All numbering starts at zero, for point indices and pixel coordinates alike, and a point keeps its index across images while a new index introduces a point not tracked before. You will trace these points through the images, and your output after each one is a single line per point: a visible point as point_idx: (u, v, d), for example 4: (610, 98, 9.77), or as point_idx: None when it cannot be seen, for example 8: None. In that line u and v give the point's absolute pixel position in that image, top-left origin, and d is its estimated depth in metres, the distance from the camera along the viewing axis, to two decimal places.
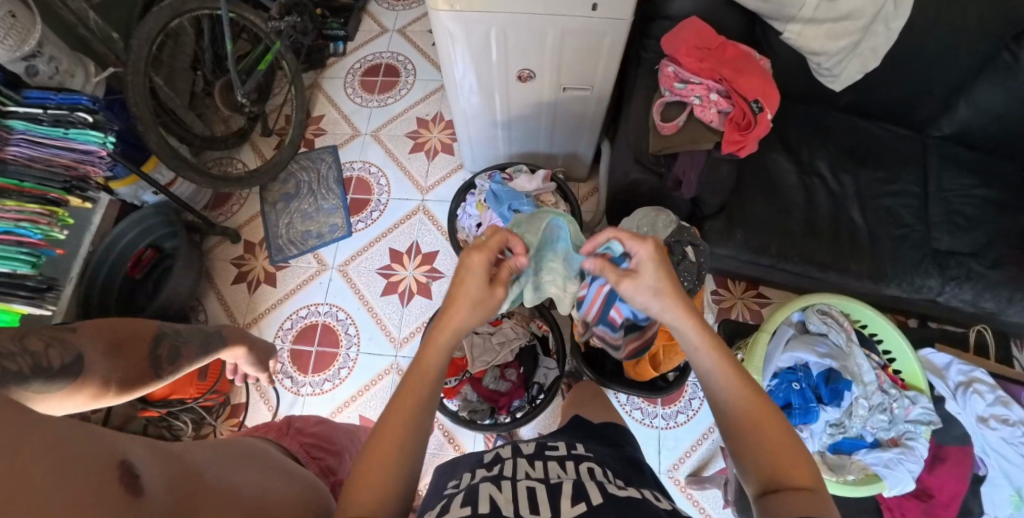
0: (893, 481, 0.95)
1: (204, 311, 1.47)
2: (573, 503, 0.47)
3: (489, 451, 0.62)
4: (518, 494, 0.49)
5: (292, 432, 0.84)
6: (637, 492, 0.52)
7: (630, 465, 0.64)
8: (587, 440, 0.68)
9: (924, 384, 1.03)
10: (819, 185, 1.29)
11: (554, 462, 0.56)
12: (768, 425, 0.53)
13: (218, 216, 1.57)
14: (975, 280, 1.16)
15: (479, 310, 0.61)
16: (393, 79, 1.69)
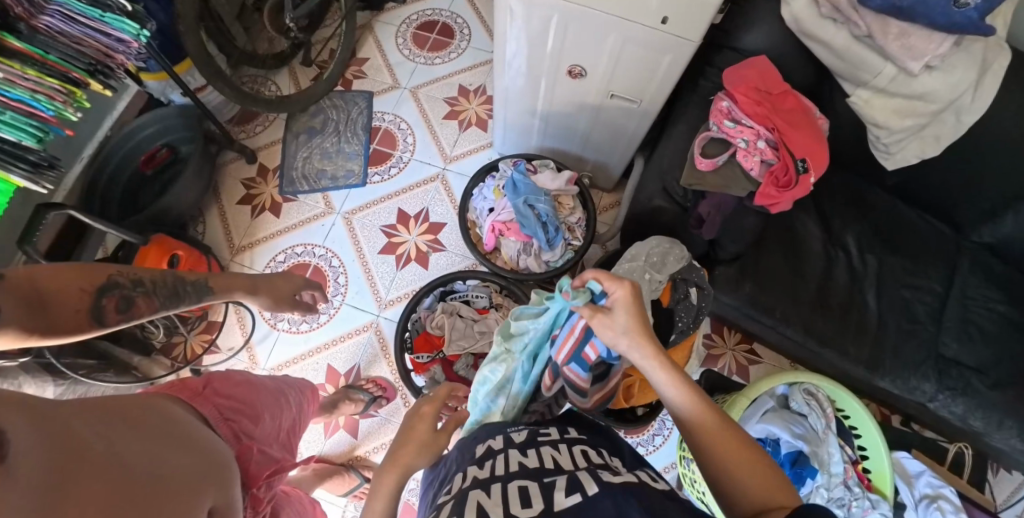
0: None
1: (204, 224, 1.47)
2: (569, 490, 0.46)
3: (484, 447, 0.61)
4: (510, 495, 0.47)
5: (207, 393, 0.77)
6: (635, 475, 0.50)
7: (623, 444, 0.64)
8: (581, 422, 0.67)
9: (888, 490, 1.01)
10: (841, 259, 1.25)
11: (547, 448, 0.56)
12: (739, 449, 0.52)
13: (240, 133, 1.56)
14: (971, 397, 1.12)
15: (426, 454, 0.64)
16: (446, 40, 1.65)
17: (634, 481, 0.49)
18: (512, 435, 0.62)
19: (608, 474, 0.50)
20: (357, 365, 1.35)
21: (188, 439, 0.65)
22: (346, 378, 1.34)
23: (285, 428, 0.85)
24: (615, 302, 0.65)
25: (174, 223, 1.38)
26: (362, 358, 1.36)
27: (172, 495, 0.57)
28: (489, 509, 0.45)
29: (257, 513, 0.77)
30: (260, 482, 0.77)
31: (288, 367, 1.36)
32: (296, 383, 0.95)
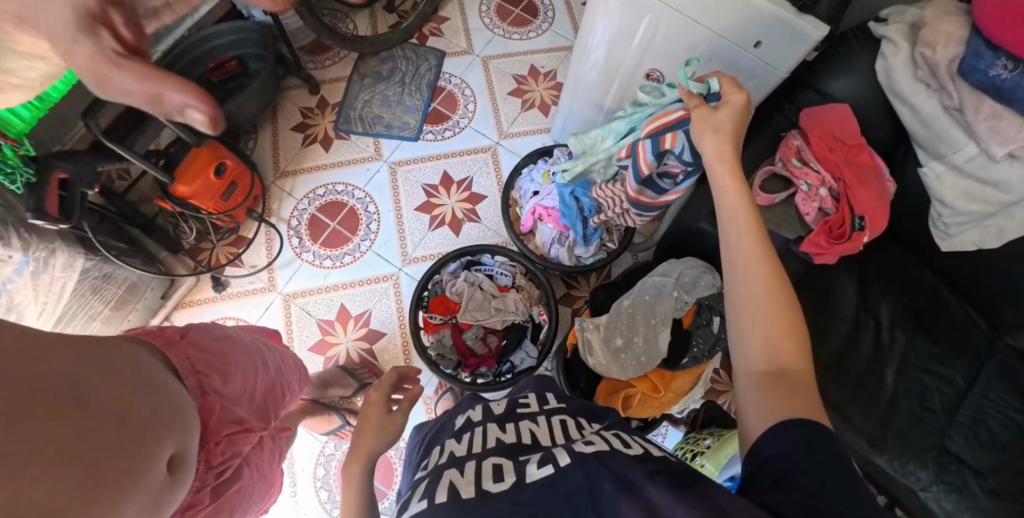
0: None
1: (255, 141, 1.50)
2: (541, 463, 0.45)
3: (462, 420, 0.64)
4: (482, 473, 0.47)
5: (183, 341, 0.73)
6: (606, 444, 0.48)
7: (599, 407, 0.65)
8: (555, 390, 0.70)
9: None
10: (869, 328, 1.22)
11: (527, 422, 0.58)
12: (778, 309, 0.52)
13: (310, 62, 1.58)
14: (965, 496, 1.09)
15: (381, 436, 0.71)
16: (529, 19, 1.64)
17: (606, 448, 0.47)
18: (491, 407, 0.64)
19: (584, 442, 0.48)
20: (369, 312, 1.38)
21: (153, 386, 0.61)
22: (355, 321, 1.37)
23: (265, 385, 0.82)
24: (724, 104, 0.67)
25: (229, 133, 1.41)
26: (374, 305, 1.38)
27: (134, 442, 0.56)
28: (461, 488, 0.44)
29: (210, 467, 0.72)
30: (219, 437, 0.73)
31: (304, 297, 1.39)
32: (280, 350, 0.94)
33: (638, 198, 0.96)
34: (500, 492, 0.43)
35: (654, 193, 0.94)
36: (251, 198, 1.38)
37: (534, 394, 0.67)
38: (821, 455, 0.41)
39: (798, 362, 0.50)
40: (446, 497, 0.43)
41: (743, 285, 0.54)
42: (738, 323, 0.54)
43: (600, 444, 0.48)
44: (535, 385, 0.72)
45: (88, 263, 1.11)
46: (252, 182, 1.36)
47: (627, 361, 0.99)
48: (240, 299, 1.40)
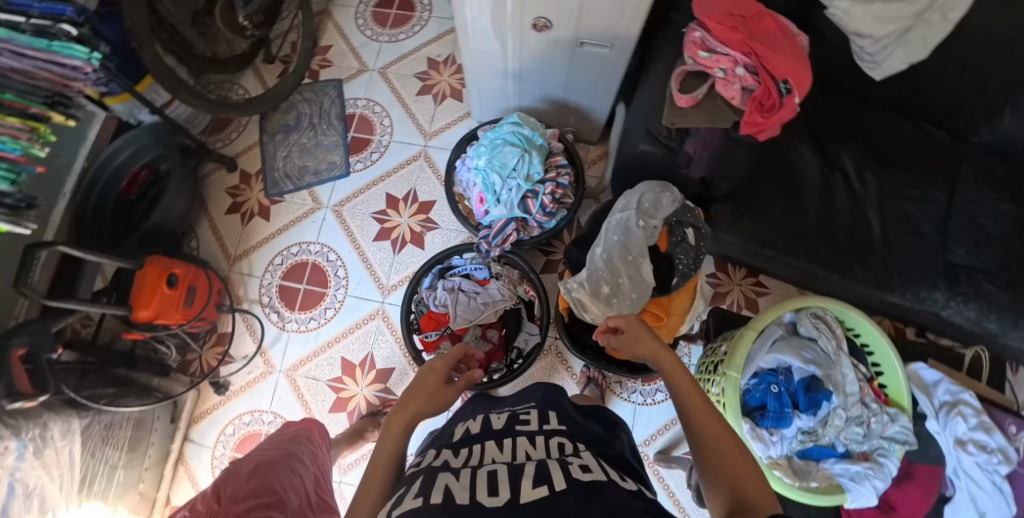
0: (857, 496, 0.86)
1: (197, 238, 1.47)
2: (536, 483, 0.53)
3: (463, 429, 0.74)
4: (475, 482, 0.55)
5: (222, 508, 0.73)
6: (601, 473, 0.56)
7: (597, 435, 0.72)
8: (561, 408, 0.77)
9: (908, 403, 0.91)
10: (839, 180, 1.22)
11: (524, 440, 0.65)
12: (733, 455, 0.55)
13: (216, 142, 1.53)
14: (981, 299, 1.13)
15: (432, 403, 0.79)
16: (408, 13, 1.59)
17: (600, 477, 0.55)
18: (491, 422, 0.73)
19: (581, 469, 0.56)
20: (370, 354, 1.37)
21: None
22: (361, 368, 1.36)
23: (312, 490, 0.84)
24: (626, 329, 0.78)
25: (168, 240, 1.39)
26: (375, 346, 1.37)
27: None
28: (455, 492, 0.53)
29: None
30: None
31: (303, 366, 1.38)
32: (300, 431, 0.94)
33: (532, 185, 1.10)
34: (489, 504, 0.50)
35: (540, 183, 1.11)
36: (217, 294, 1.37)
37: (536, 412, 0.75)
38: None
39: (755, 489, 0.51)
40: (440, 498, 0.51)
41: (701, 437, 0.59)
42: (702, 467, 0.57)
43: (596, 472, 0.56)
44: (542, 399, 0.80)
45: (84, 422, 1.09)
46: (209, 279, 1.34)
47: (620, 302, 0.98)
48: (245, 391, 1.39)
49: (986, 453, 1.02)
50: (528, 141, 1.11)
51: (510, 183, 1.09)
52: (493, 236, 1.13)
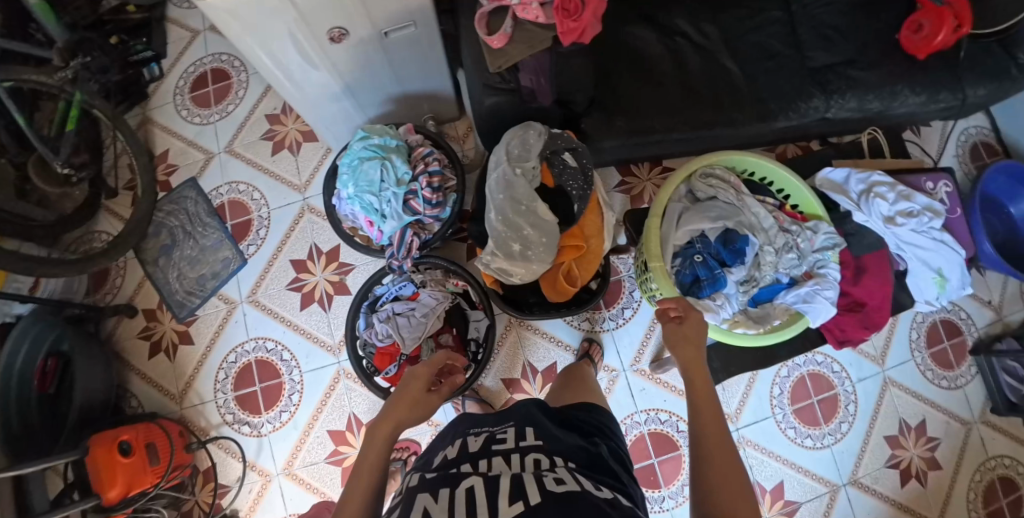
0: (816, 313, 0.94)
1: (135, 396, 1.38)
2: (512, 499, 0.52)
3: (441, 455, 0.69)
4: (453, 503, 0.54)
5: None
6: (575, 484, 0.56)
7: (578, 446, 0.70)
8: (539, 419, 0.75)
9: (819, 211, 0.98)
10: (684, 43, 1.24)
11: (500, 458, 0.63)
12: (729, 466, 0.59)
13: (104, 296, 1.43)
14: (856, 87, 1.26)
15: (417, 411, 0.76)
16: (225, 83, 1.53)
17: (576, 488, 0.55)
18: (467, 443, 0.70)
19: (555, 481, 0.56)
20: (353, 414, 1.34)
21: None
22: (352, 431, 1.33)
23: None
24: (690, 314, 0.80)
25: (105, 413, 1.30)
26: (355, 405, 1.34)
27: None
28: (434, 515, 0.51)
29: None
30: None
31: (297, 458, 1.34)
32: None
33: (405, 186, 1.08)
34: None
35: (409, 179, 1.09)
36: (177, 437, 1.30)
37: (515, 427, 0.73)
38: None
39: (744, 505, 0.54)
40: None
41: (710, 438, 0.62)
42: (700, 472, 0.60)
43: (569, 482, 0.56)
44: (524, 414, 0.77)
45: None
46: (164, 427, 1.27)
47: (537, 253, 0.97)
48: (257, 509, 1.33)
49: (914, 217, 1.06)
50: (382, 148, 1.09)
51: (385, 195, 1.07)
52: (397, 250, 1.12)
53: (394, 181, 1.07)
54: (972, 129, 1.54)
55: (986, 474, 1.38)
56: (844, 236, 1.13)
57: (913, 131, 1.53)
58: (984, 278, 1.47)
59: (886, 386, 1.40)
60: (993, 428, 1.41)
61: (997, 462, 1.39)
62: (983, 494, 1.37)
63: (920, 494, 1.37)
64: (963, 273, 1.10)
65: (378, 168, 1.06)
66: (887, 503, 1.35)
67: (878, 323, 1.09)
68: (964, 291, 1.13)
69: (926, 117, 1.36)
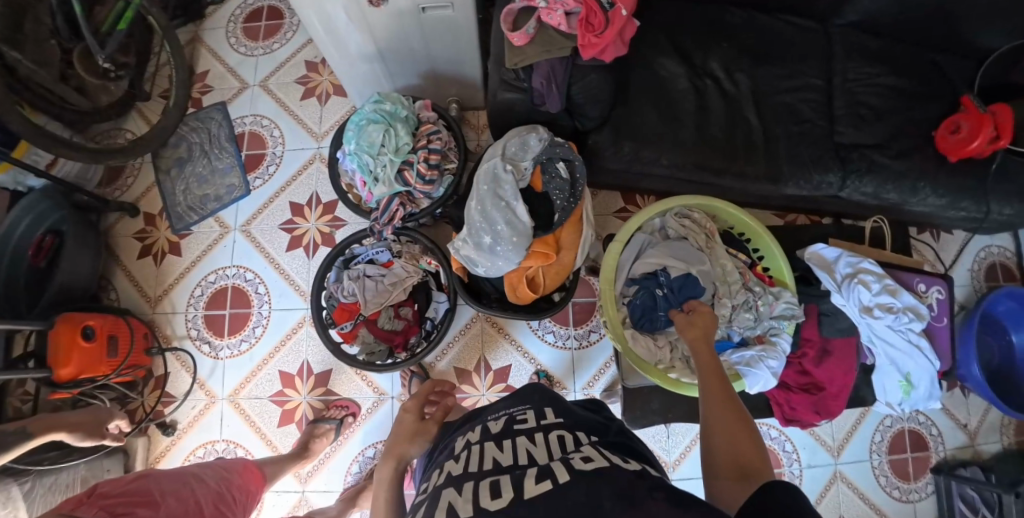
0: (754, 377, 0.97)
1: (115, 289, 1.45)
2: (539, 479, 0.56)
3: (463, 441, 0.75)
4: (483, 488, 0.58)
5: (94, 499, 0.80)
6: (604, 460, 0.60)
7: (595, 420, 0.78)
8: (556, 405, 0.81)
9: (787, 279, 1.04)
10: (711, 86, 1.26)
11: (524, 439, 0.69)
12: (735, 427, 0.65)
13: (114, 191, 1.50)
14: (877, 172, 1.22)
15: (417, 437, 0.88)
16: (277, 23, 1.59)
17: (605, 465, 0.58)
18: (488, 427, 0.76)
19: (583, 460, 0.60)
20: (308, 362, 1.39)
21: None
22: (300, 377, 1.38)
23: (205, 500, 0.90)
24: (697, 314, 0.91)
25: (84, 297, 1.37)
26: (311, 353, 1.39)
27: None
28: (460, 508, 0.56)
29: None
30: None
31: (244, 388, 1.38)
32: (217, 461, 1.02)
33: (407, 161, 1.12)
34: (496, 508, 0.54)
35: (413, 153, 1.12)
36: (142, 337, 1.35)
37: (533, 411, 0.79)
38: (785, 510, 0.46)
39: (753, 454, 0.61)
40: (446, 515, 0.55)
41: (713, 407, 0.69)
42: (709, 428, 0.67)
43: (597, 459, 0.60)
44: (548, 397, 0.84)
45: (24, 487, 1.07)
46: (131, 326, 1.32)
47: (506, 249, 0.99)
48: (194, 427, 1.38)
49: (892, 314, 1.04)
50: (390, 115, 1.12)
51: (382, 159, 1.10)
52: (380, 215, 1.14)
53: (396, 151, 1.11)
54: (994, 248, 1.48)
55: None
56: (818, 314, 1.10)
57: (931, 233, 1.47)
58: (965, 400, 1.42)
59: (834, 479, 1.36)
60: None
61: None
62: None
63: None
64: (932, 386, 1.07)
65: (384, 134, 1.10)
66: None
67: (832, 410, 1.06)
68: (928, 404, 1.09)
69: (946, 222, 1.32)
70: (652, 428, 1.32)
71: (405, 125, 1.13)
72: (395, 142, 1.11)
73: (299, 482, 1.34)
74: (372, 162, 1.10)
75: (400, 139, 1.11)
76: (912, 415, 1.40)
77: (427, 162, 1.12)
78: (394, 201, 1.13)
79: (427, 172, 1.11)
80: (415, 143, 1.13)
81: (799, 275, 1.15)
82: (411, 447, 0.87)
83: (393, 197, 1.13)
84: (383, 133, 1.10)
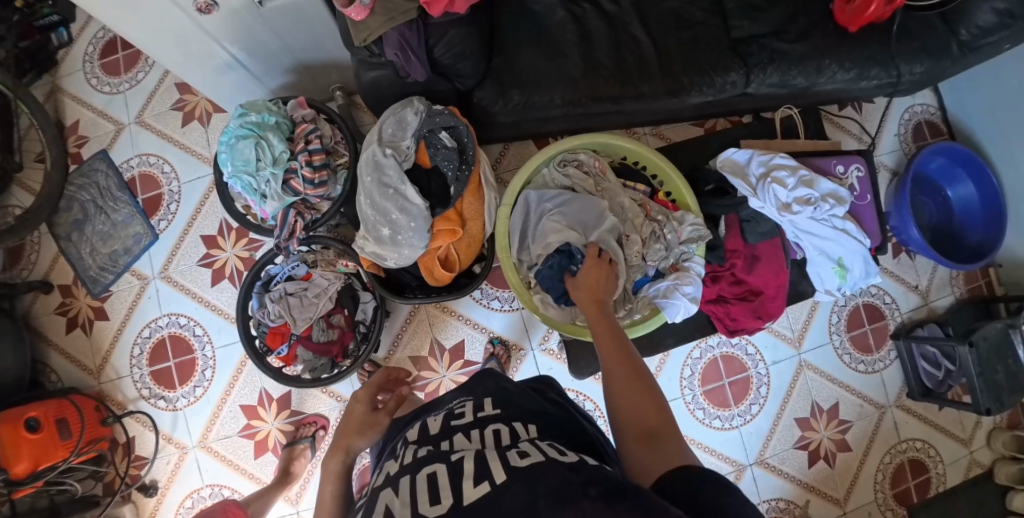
0: (674, 310, 1.02)
1: (54, 370, 1.38)
2: (476, 481, 0.45)
3: (400, 443, 0.63)
4: (418, 491, 0.47)
5: None
6: (542, 453, 0.50)
7: (541, 407, 0.67)
8: (498, 392, 0.70)
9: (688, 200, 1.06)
10: (589, 10, 1.19)
11: (459, 435, 0.58)
12: (635, 392, 0.60)
13: (21, 271, 1.40)
14: (779, 60, 1.17)
15: (365, 433, 0.80)
16: (135, 50, 1.47)
17: (542, 458, 0.48)
18: (427, 424, 0.63)
19: (519, 454, 0.50)
20: (266, 389, 1.37)
21: None
22: (263, 406, 1.37)
23: None
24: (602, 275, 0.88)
25: (22, 388, 1.29)
26: (268, 379, 1.37)
27: None
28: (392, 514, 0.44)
29: None
30: None
31: (212, 431, 1.36)
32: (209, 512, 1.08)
33: (290, 169, 1.06)
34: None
35: (295, 159, 1.06)
36: (92, 411, 1.29)
37: (473, 403, 0.68)
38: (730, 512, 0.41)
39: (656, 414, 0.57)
40: None
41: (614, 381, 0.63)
42: (611, 393, 0.62)
43: (536, 453, 0.49)
44: (493, 387, 0.73)
45: None
46: (77, 403, 1.26)
47: (407, 237, 0.97)
48: (174, 481, 1.35)
49: (811, 206, 1.01)
50: (259, 126, 1.06)
51: (263, 175, 1.04)
52: (280, 231, 1.10)
53: (276, 162, 1.05)
54: (918, 107, 1.45)
55: (895, 456, 1.38)
56: (740, 222, 1.08)
57: (853, 106, 1.43)
58: (913, 263, 1.43)
59: (800, 369, 1.39)
60: (907, 412, 1.40)
61: (909, 445, 1.39)
62: (891, 476, 1.37)
63: (827, 475, 1.37)
64: (866, 264, 1.07)
65: (258, 147, 1.03)
66: (793, 483, 1.36)
67: (773, 312, 1.08)
68: (867, 282, 1.10)
69: (861, 93, 1.28)
70: None
71: (278, 132, 1.07)
72: (272, 153, 1.05)
73: (290, 505, 1.34)
74: (254, 179, 1.04)
75: (276, 148, 1.05)
76: (864, 290, 1.42)
77: (312, 165, 1.07)
78: (293, 215, 1.10)
79: (314, 175, 1.06)
80: (294, 148, 1.07)
81: (714, 187, 1.11)
82: (363, 439, 0.79)
83: (290, 210, 1.09)
84: (256, 146, 1.03)
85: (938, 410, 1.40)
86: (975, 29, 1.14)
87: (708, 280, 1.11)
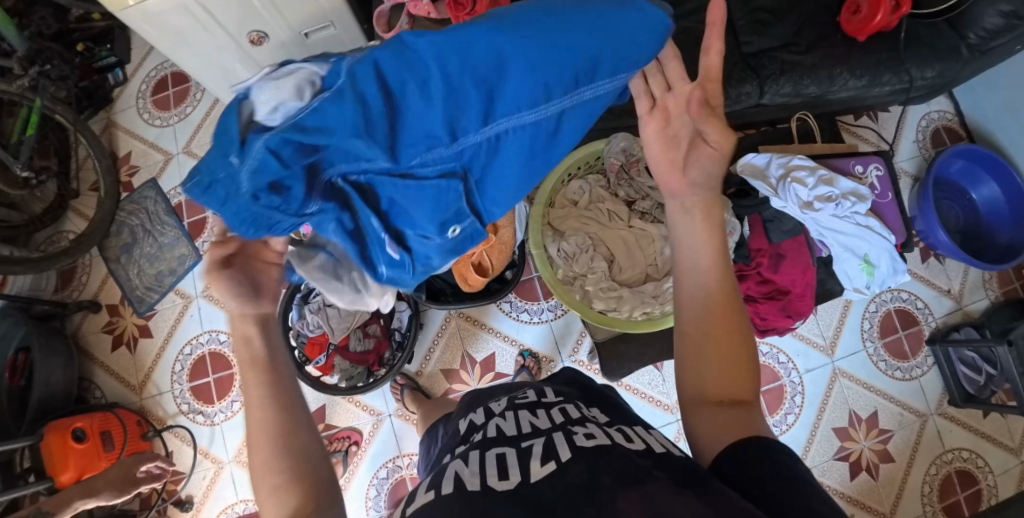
0: None
1: (98, 387, 1.43)
2: (543, 460, 0.46)
3: (463, 424, 0.64)
4: (487, 465, 0.48)
5: None
6: (608, 437, 0.50)
7: (600, 399, 0.67)
8: (552, 382, 0.71)
9: None
10: None
11: (526, 414, 0.58)
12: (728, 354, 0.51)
13: (71, 293, 1.48)
14: (792, 71, 1.22)
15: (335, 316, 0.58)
16: (184, 87, 1.59)
17: (609, 442, 0.49)
18: (489, 408, 0.64)
19: (585, 436, 0.50)
20: None
21: None
22: None
23: None
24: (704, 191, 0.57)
25: (69, 403, 1.33)
26: (303, 394, 1.40)
27: None
28: (466, 481, 0.46)
29: None
30: None
31: (246, 448, 1.38)
32: None
33: None
34: (502, 489, 0.43)
35: None
36: (134, 425, 1.32)
37: (534, 389, 0.68)
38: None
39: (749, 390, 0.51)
40: (451, 488, 0.45)
41: (695, 327, 0.53)
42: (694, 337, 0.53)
43: (601, 436, 0.49)
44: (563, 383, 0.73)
45: None
46: (121, 418, 1.29)
47: None
48: (209, 497, 1.37)
49: (833, 202, 1.04)
50: None
51: None
52: None
53: None
54: (935, 113, 1.48)
55: (942, 467, 1.33)
56: (764, 221, 1.11)
57: (869, 116, 1.47)
58: (944, 267, 1.43)
59: (835, 377, 1.37)
60: (950, 420, 1.36)
61: (955, 455, 1.34)
62: (939, 488, 1.32)
63: (871, 487, 1.33)
64: (894, 260, 1.08)
65: None
66: (837, 498, 1.31)
67: (802, 310, 1.11)
68: (897, 279, 1.10)
69: (876, 100, 1.31)
70: (645, 376, 1.34)
71: None
72: None
73: None
74: None
75: None
76: (894, 296, 1.41)
77: None
78: None
79: None
80: None
81: (736, 190, 1.14)
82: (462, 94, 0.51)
83: None
84: None
85: (983, 417, 1.36)
86: (984, 33, 1.17)
87: (735, 280, 1.13)
